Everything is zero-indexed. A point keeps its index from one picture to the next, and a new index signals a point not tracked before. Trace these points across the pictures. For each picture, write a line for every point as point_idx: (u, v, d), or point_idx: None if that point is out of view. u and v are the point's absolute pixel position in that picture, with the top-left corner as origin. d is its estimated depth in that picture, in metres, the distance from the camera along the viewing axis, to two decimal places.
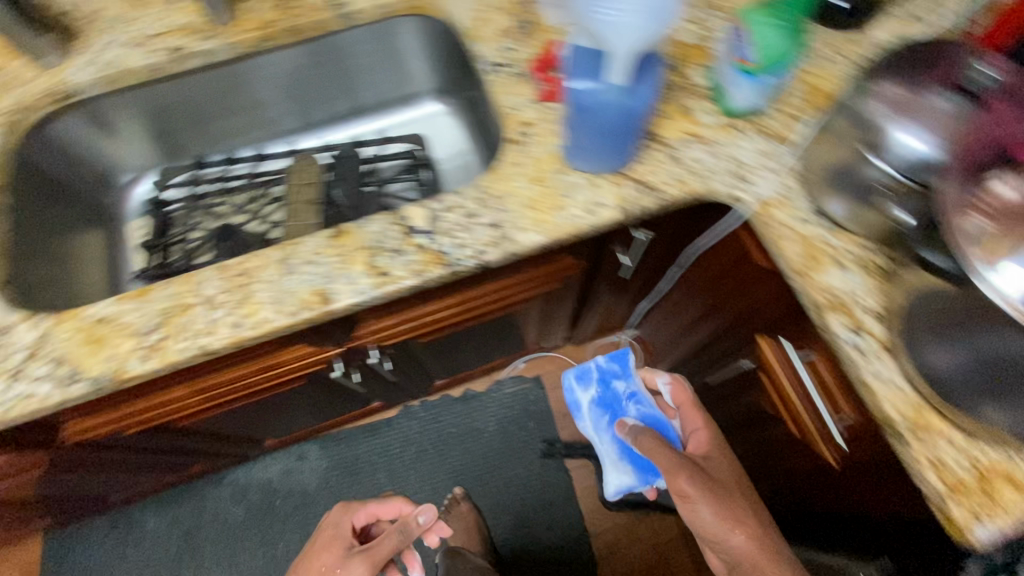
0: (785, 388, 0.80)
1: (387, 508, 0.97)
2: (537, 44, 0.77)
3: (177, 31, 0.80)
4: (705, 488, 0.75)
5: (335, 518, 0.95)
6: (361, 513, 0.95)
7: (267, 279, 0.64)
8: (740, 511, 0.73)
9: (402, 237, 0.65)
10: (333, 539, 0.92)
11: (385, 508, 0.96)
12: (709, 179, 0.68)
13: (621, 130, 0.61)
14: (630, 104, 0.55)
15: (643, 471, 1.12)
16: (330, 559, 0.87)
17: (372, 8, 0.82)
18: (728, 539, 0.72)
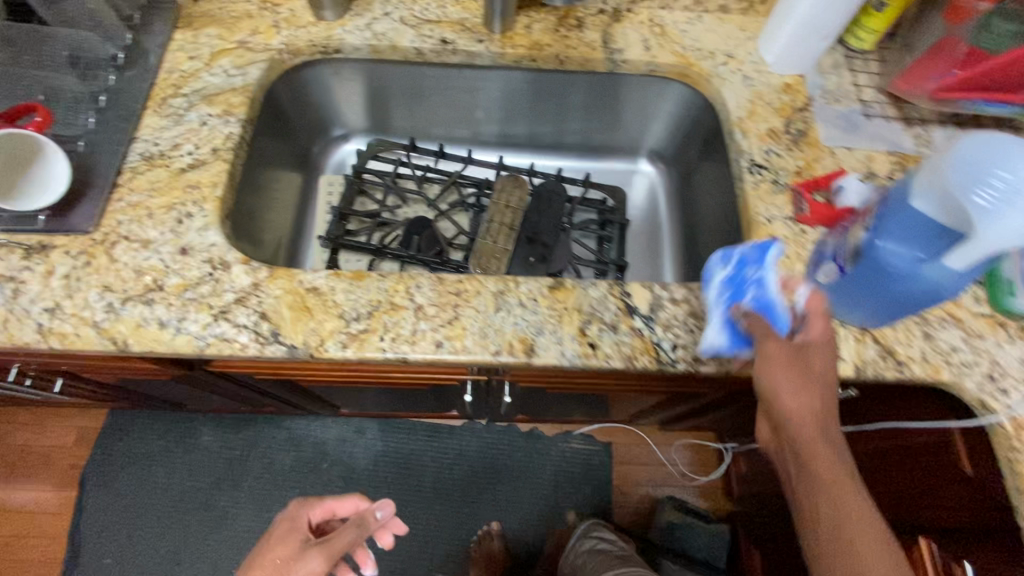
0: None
1: (347, 505, 0.70)
2: (803, 159, 0.73)
3: (452, 24, 0.80)
4: (786, 368, 0.50)
5: (293, 509, 0.68)
6: (316, 509, 0.67)
7: (479, 308, 0.61)
8: (794, 383, 0.50)
9: (622, 313, 0.62)
10: (287, 537, 0.64)
11: (344, 506, 0.69)
12: (959, 371, 0.62)
13: (904, 301, 0.56)
14: (937, 283, 0.51)
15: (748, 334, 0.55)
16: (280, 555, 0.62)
17: (641, 62, 0.80)
18: (817, 462, 0.49)
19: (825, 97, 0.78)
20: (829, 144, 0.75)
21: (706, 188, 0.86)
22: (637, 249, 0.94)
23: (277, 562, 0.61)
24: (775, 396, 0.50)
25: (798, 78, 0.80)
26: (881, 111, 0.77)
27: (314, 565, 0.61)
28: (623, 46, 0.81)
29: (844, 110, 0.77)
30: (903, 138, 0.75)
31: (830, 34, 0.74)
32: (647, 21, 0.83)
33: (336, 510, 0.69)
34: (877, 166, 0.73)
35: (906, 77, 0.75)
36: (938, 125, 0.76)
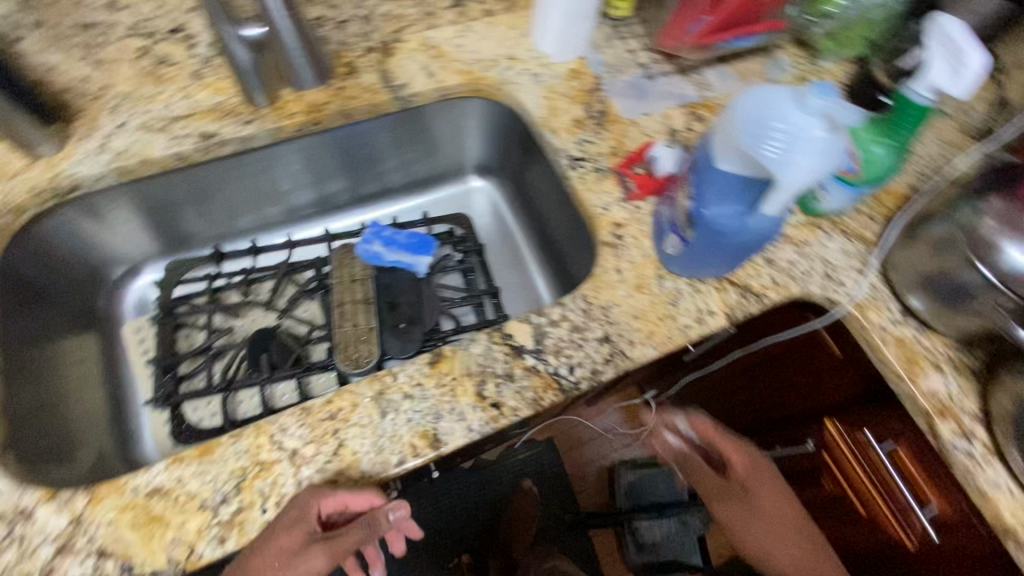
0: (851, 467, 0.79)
1: (362, 500, 0.52)
2: (613, 137, 0.75)
3: (207, 112, 0.69)
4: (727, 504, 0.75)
5: (296, 496, 0.50)
6: (329, 500, 0.50)
7: (362, 422, 0.54)
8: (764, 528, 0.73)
9: (510, 359, 0.59)
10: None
11: (358, 502, 0.51)
12: (803, 281, 0.69)
13: (746, 248, 0.59)
14: (767, 228, 0.55)
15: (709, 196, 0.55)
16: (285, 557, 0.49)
17: (431, 91, 0.76)
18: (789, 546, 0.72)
19: (609, 71, 0.81)
20: (629, 115, 0.77)
21: (540, 187, 0.85)
22: (504, 269, 0.91)
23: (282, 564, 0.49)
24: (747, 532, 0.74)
25: (580, 60, 0.81)
26: (661, 68, 0.82)
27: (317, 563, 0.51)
28: (405, 79, 0.76)
29: (631, 78, 0.81)
30: (685, 88, 0.81)
31: (592, 12, 0.75)
32: (420, 46, 0.79)
33: (350, 505, 0.51)
34: (675, 121, 0.77)
35: (670, 33, 0.81)
36: (709, 67, 0.83)
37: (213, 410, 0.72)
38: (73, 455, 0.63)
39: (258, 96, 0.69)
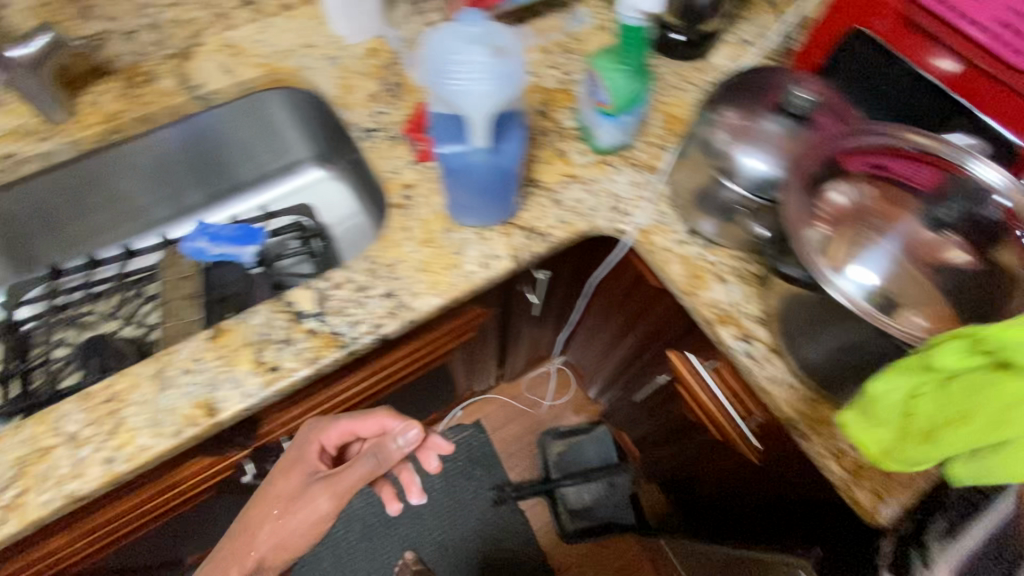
0: (687, 384, 0.85)
1: (370, 424, 0.71)
2: (406, 106, 0.78)
3: (7, 135, 0.74)
4: None
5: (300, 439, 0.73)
6: (334, 431, 0.71)
7: (141, 399, 0.57)
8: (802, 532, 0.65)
9: (290, 325, 0.62)
10: (299, 460, 0.71)
11: (367, 427, 0.71)
12: (592, 215, 0.71)
13: (497, 188, 0.62)
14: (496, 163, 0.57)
15: (446, 136, 0.56)
16: (285, 491, 0.69)
17: (229, 87, 0.79)
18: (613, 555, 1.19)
19: (406, 45, 0.83)
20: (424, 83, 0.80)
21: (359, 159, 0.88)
22: (350, 248, 0.92)
23: (278, 501, 0.68)
24: None
25: (378, 39, 0.84)
26: None
27: (317, 503, 0.66)
28: (203, 80, 0.79)
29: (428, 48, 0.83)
30: None
31: None
32: (219, 47, 0.82)
33: (356, 430, 0.71)
34: None
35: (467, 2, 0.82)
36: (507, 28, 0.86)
37: None
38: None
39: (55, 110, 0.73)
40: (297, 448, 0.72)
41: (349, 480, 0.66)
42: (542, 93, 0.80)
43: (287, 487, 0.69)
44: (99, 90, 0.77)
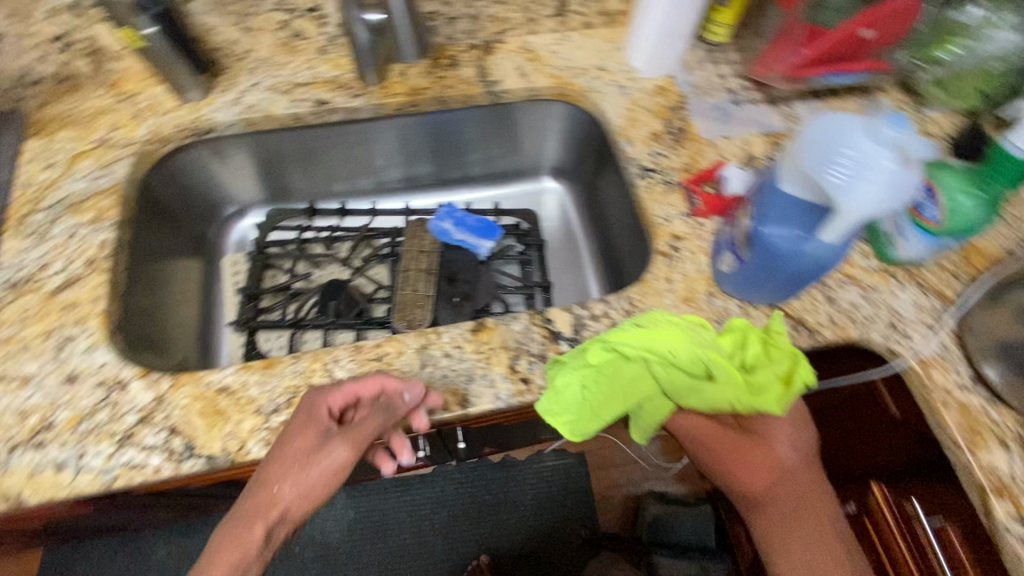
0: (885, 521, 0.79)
1: (372, 386, 0.54)
2: (687, 154, 0.76)
3: (324, 83, 0.78)
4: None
5: (308, 396, 0.54)
6: (337, 394, 0.53)
7: (404, 369, 0.60)
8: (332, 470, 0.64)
9: (547, 342, 0.62)
10: (309, 426, 0.52)
11: (367, 386, 0.54)
12: (865, 326, 0.66)
13: (792, 277, 0.59)
14: (818, 256, 0.55)
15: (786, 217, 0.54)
16: (292, 457, 0.51)
17: (521, 89, 0.82)
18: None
19: (696, 92, 0.82)
20: (708, 136, 0.78)
21: (602, 186, 0.90)
22: (563, 269, 0.93)
23: (291, 463, 0.50)
24: None
25: (669, 79, 0.83)
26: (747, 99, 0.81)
27: (339, 458, 0.51)
28: (500, 76, 0.82)
29: (716, 101, 0.81)
30: (772, 117, 0.80)
31: (688, 34, 0.78)
32: (519, 48, 0.84)
33: (359, 391, 0.54)
34: (755, 149, 0.77)
35: (761, 61, 0.81)
36: (800, 100, 0.81)
37: (277, 342, 0.80)
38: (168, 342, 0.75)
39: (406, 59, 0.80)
40: (297, 423, 0.53)
41: (369, 435, 0.53)
42: None
43: (300, 455, 0.51)
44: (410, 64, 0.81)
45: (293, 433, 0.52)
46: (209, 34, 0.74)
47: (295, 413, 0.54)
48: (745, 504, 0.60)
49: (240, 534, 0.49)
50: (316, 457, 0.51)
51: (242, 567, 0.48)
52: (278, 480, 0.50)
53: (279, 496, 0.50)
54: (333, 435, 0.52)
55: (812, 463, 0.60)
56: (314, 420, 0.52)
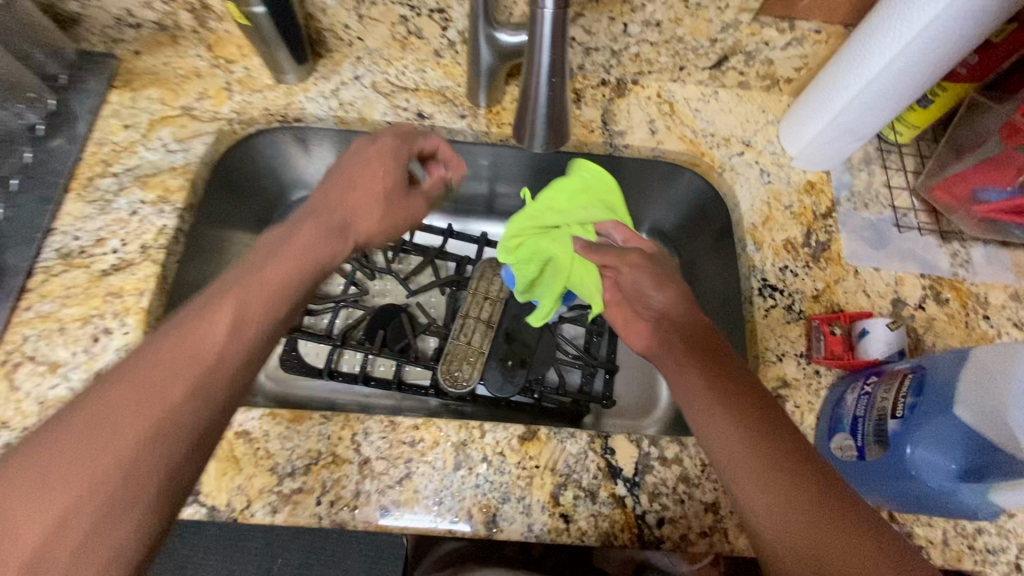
0: None
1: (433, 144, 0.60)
2: (822, 277, 0.63)
3: (430, 93, 0.70)
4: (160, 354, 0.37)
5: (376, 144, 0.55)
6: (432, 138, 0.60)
7: (435, 464, 0.53)
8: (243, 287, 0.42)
9: (600, 476, 0.53)
10: (383, 157, 0.55)
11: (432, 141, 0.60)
12: (988, 558, 0.53)
13: (911, 503, 0.47)
14: (960, 504, 0.43)
15: (941, 446, 0.42)
16: (367, 191, 0.53)
17: (645, 148, 0.69)
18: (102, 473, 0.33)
19: (852, 200, 0.67)
20: (854, 261, 0.64)
21: (705, 269, 0.74)
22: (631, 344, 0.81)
23: (367, 196, 0.53)
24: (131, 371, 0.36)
25: (822, 175, 0.69)
26: (916, 221, 0.66)
27: (416, 211, 0.58)
28: (625, 126, 0.70)
29: (875, 218, 0.66)
30: (938, 256, 0.65)
31: (869, 134, 0.62)
32: (656, 96, 0.72)
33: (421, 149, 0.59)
34: (907, 292, 0.63)
35: (945, 185, 0.64)
36: (978, 243, 0.65)
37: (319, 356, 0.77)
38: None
39: (531, 146, 0.62)
40: (320, 198, 0.52)
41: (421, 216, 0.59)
42: None
43: (314, 239, 0.48)
44: None
45: (301, 219, 0.49)
46: (320, 14, 0.66)
47: (363, 146, 0.56)
48: (707, 391, 0.45)
49: (276, 264, 0.44)
50: (323, 246, 0.48)
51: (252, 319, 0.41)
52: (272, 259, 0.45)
53: (273, 270, 0.44)
54: (349, 234, 0.51)
55: (664, 319, 0.53)
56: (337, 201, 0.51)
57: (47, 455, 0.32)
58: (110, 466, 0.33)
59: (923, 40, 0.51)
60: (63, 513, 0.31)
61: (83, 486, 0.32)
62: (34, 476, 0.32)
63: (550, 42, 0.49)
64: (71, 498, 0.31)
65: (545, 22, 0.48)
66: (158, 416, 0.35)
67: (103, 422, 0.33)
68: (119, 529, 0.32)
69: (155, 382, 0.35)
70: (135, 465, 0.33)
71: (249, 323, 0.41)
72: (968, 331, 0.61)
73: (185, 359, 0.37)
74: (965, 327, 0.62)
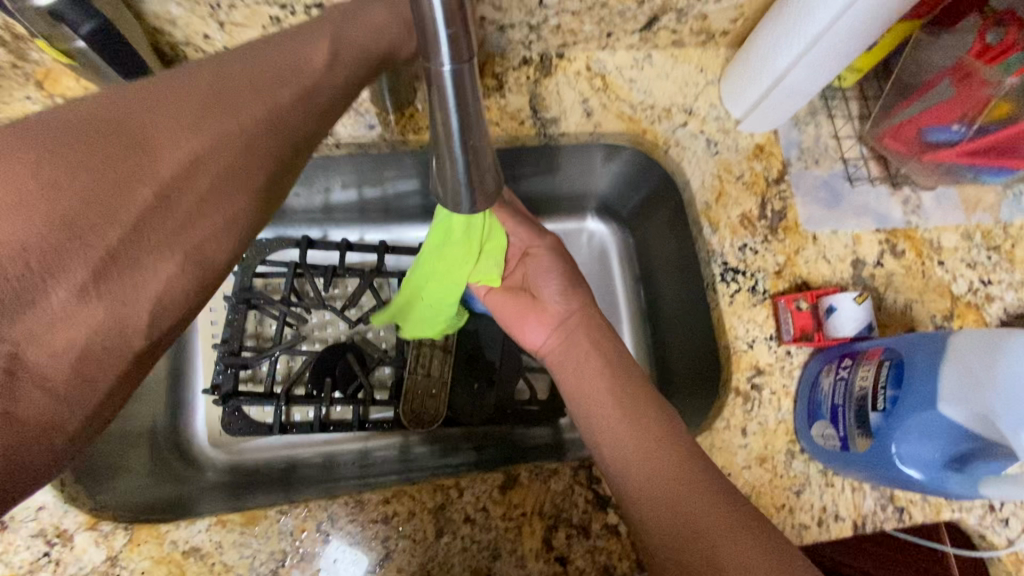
0: None
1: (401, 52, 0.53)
2: (782, 250, 0.60)
3: None
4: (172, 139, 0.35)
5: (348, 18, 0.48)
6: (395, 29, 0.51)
7: (416, 536, 0.49)
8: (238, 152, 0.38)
9: (590, 509, 0.51)
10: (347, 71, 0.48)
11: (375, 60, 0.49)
12: (963, 506, 0.54)
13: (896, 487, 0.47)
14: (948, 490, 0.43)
15: (927, 440, 0.41)
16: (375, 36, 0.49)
17: (582, 132, 0.63)
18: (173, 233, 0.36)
19: (803, 158, 0.64)
20: (811, 226, 0.61)
21: (660, 247, 0.72)
22: None
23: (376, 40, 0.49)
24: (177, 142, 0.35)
25: (770, 135, 0.64)
26: (867, 172, 0.64)
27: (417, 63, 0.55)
28: (557, 110, 0.63)
29: (826, 175, 0.63)
30: (891, 206, 0.63)
31: (813, 93, 0.59)
32: (584, 70, 0.64)
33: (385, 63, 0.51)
34: (865, 251, 0.61)
35: (894, 133, 0.61)
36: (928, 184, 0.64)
37: (267, 411, 0.70)
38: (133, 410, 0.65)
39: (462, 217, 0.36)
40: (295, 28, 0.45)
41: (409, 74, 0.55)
42: (946, 301, 0.60)
43: (355, 25, 0.46)
44: None
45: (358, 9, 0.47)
46: (170, 27, 0.54)
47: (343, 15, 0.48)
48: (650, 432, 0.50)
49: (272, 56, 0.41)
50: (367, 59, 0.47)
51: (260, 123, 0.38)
52: (328, 37, 0.44)
53: (318, 52, 0.43)
54: (385, 64, 0.49)
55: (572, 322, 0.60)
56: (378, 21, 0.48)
57: (144, 119, 0.34)
58: (162, 182, 0.35)
59: None
60: (137, 221, 0.34)
61: (155, 191, 0.34)
62: (129, 123, 0.34)
63: (454, 98, 0.27)
64: (157, 180, 0.34)
65: (434, 46, 0.24)
66: (211, 179, 0.37)
67: (197, 121, 0.36)
68: (159, 278, 0.35)
69: (235, 94, 0.38)
70: (220, 171, 0.37)
71: (311, 78, 0.42)
72: (927, 281, 0.60)
73: (259, 119, 0.39)
74: (923, 278, 0.61)
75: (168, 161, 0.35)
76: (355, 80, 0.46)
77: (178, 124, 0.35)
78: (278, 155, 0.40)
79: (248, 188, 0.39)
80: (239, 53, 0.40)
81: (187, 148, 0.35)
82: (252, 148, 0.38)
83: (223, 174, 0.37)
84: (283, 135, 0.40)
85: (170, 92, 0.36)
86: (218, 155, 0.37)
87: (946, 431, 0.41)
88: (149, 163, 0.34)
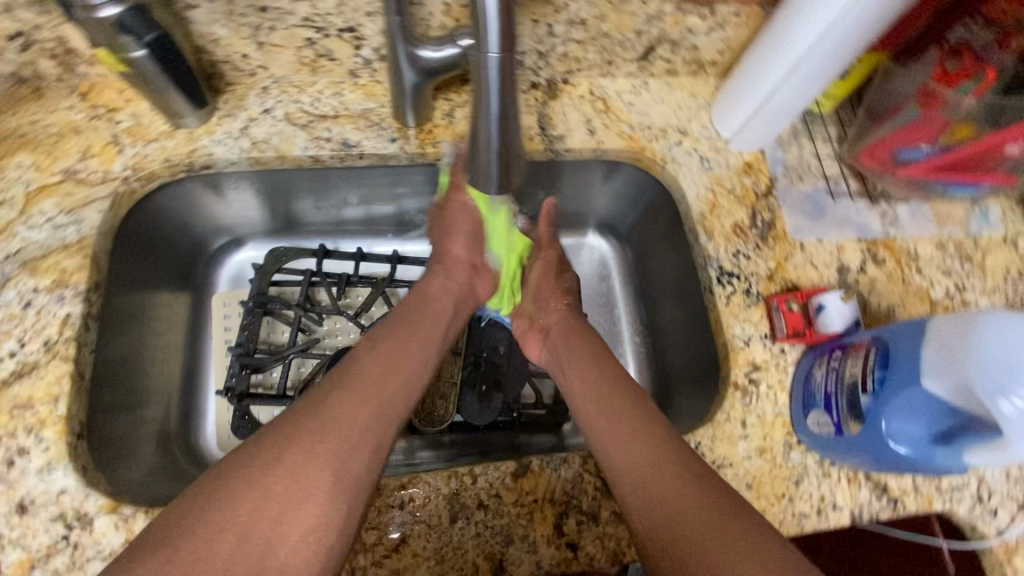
0: None
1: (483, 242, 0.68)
2: (772, 256, 0.65)
3: (352, 117, 0.65)
4: (293, 441, 0.44)
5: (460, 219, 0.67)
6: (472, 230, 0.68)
7: (431, 521, 0.50)
8: (342, 397, 0.48)
9: (600, 497, 0.53)
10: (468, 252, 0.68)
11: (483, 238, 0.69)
12: (952, 496, 0.57)
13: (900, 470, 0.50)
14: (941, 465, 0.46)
15: (910, 415, 0.45)
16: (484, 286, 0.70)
17: (586, 149, 0.68)
18: (321, 455, 0.44)
19: (788, 175, 0.69)
20: (799, 235, 0.66)
21: (657, 257, 0.75)
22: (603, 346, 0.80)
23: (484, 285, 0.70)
24: (286, 456, 0.43)
25: (758, 154, 0.70)
26: (847, 188, 0.70)
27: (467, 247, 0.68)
28: (562, 129, 0.68)
29: (809, 190, 0.69)
30: (870, 218, 0.68)
31: (796, 114, 0.65)
32: (588, 94, 0.70)
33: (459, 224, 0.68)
34: (848, 258, 0.66)
35: (869, 151, 0.67)
36: (902, 199, 0.70)
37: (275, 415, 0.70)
38: (142, 417, 0.63)
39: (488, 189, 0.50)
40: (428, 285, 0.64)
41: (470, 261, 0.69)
42: (925, 304, 0.64)
43: (409, 314, 0.59)
44: (457, 102, 0.67)
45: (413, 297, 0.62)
46: (214, 45, 0.59)
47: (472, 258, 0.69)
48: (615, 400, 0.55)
49: (356, 366, 0.51)
50: (408, 333, 0.56)
51: (347, 419, 0.46)
52: (378, 339, 0.54)
53: (363, 355, 0.52)
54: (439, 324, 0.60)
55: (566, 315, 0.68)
56: (419, 305, 0.61)
57: (229, 484, 0.41)
58: (250, 522, 0.40)
59: (845, 23, 0.53)
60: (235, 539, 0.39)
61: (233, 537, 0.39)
62: (214, 494, 0.40)
63: (499, 77, 0.39)
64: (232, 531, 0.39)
65: (490, 37, 0.36)
66: (292, 489, 0.42)
67: (275, 454, 0.43)
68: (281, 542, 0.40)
69: (294, 425, 0.45)
70: (292, 483, 0.42)
71: (364, 369, 0.50)
72: (904, 284, 0.65)
73: (322, 424, 0.45)
74: (903, 283, 0.65)
75: (250, 500, 0.40)
76: (402, 354, 0.54)
77: (257, 472, 0.42)
78: (356, 428, 0.46)
79: (336, 451, 0.44)
80: (314, 395, 0.48)
81: (264, 487, 0.41)
82: (317, 445, 0.44)
83: (288, 486, 0.42)
84: (353, 425, 0.46)
85: (239, 463, 0.42)
86: (285, 472, 0.42)
87: (929, 405, 0.44)
88: (227, 516, 0.39)
